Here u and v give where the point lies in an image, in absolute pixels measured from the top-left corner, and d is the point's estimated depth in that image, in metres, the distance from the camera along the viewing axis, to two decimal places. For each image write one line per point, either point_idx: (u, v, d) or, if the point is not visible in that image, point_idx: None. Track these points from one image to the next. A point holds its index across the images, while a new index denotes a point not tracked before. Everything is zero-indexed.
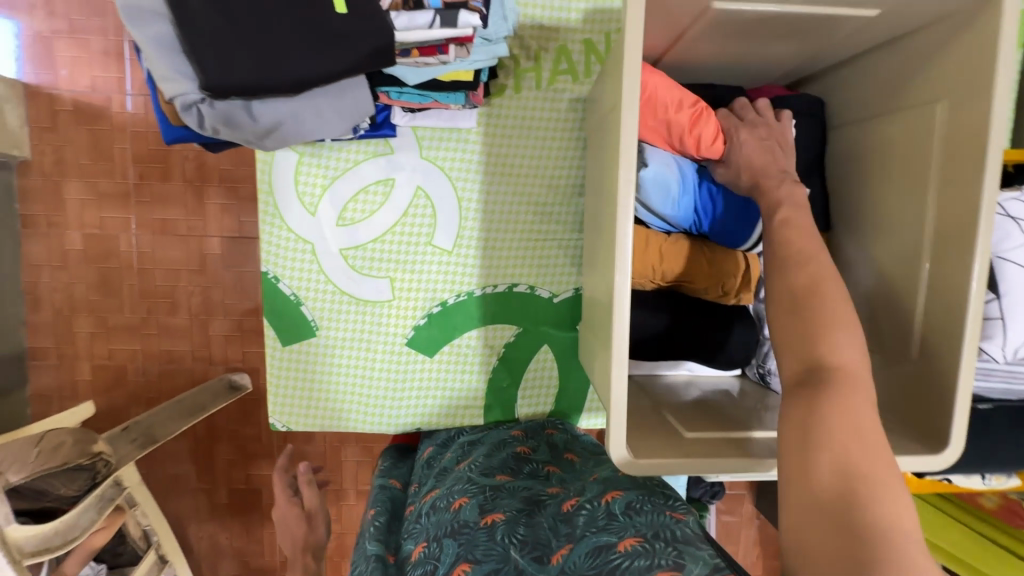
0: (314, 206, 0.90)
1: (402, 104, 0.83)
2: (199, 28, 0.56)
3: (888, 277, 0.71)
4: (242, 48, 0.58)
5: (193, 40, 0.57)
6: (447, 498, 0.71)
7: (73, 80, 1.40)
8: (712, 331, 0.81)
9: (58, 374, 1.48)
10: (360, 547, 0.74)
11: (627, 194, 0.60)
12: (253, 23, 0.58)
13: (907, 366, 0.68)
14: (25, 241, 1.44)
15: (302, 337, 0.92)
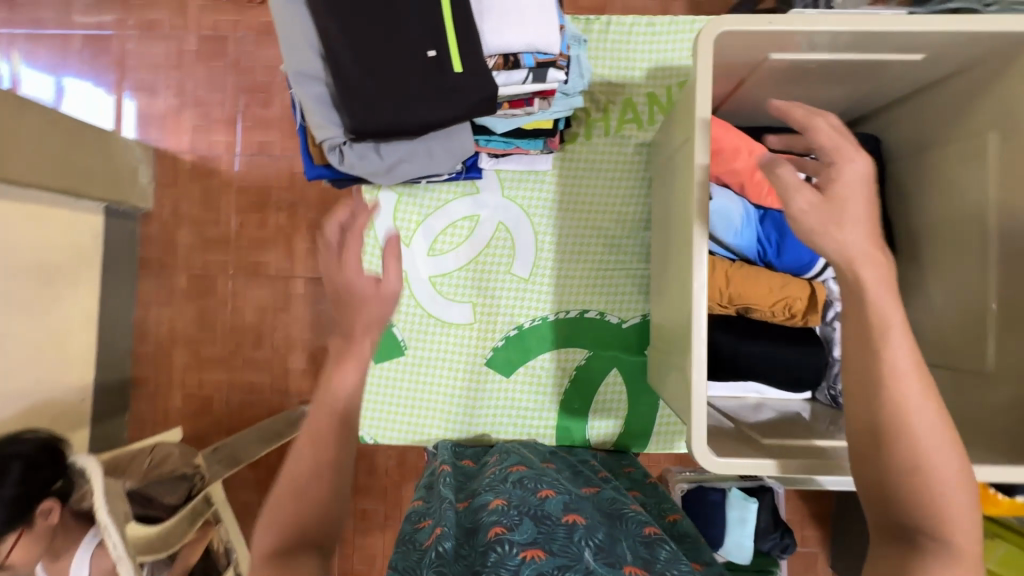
0: (409, 238, 1.02)
1: (488, 150, 0.95)
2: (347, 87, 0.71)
3: (955, 294, 0.75)
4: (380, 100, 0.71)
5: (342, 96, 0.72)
6: (536, 484, 0.75)
7: (194, 143, 1.73)
8: (783, 352, 0.85)
9: (155, 400, 1.73)
10: (432, 490, 0.82)
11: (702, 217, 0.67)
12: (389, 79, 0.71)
13: (991, 382, 0.69)
14: (140, 279, 1.75)
15: (393, 356, 1.02)
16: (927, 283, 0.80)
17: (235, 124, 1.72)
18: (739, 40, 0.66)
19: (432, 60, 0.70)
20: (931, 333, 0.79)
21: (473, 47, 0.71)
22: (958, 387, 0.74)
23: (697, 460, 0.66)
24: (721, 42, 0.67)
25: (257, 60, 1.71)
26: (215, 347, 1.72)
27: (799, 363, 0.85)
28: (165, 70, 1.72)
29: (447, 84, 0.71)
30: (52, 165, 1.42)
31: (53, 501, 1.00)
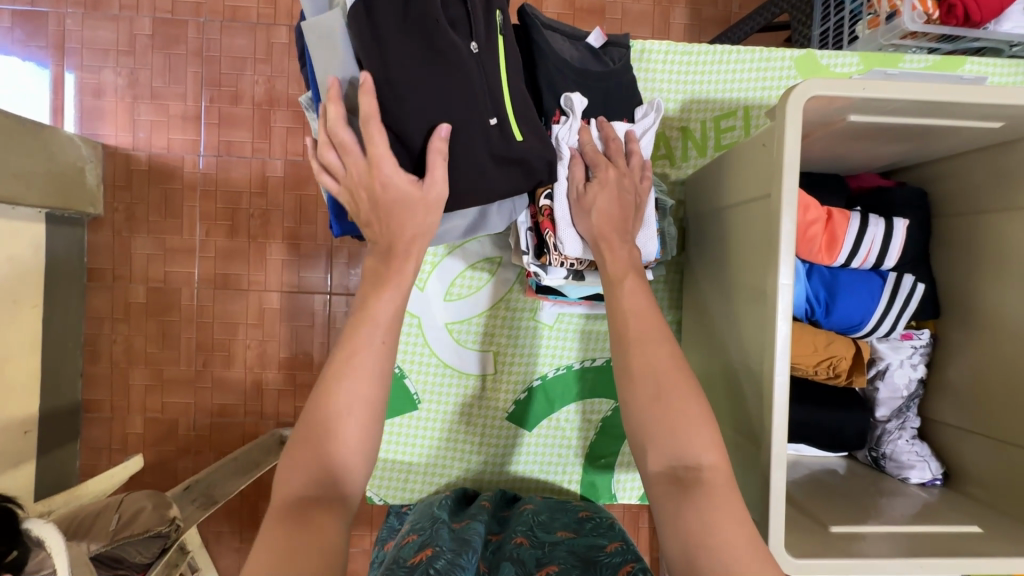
0: (423, 281, 0.93)
1: (552, 302, 0.90)
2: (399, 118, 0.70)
3: (999, 369, 0.74)
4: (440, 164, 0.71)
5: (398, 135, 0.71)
6: (406, 532, 0.81)
7: (152, 141, 1.75)
8: (831, 419, 0.82)
9: (110, 424, 1.77)
10: (384, 525, 0.95)
11: (781, 297, 0.62)
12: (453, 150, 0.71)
13: (1019, 454, 0.71)
14: (91, 293, 1.76)
15: (405, 410, 0.93)
16: (970, 350, 0.79)
17: (200, 120, 1.75)
18: (818, 105, 0.64)
19: (496, 129, 0.71)
20: (963, 395, 0.79)
21: (530, 119, 0.74)
22: (984, 449, 0.76)
23: (786, 565, 0.62)
24: (803, 106, 0.63)
25: (222, 49, 1.74)
26: (179, 369, 1.78)
27: (847, 430, 0.82)
28: (115, 56, 1.73)
29: (511, 151, 0.72)
30: None
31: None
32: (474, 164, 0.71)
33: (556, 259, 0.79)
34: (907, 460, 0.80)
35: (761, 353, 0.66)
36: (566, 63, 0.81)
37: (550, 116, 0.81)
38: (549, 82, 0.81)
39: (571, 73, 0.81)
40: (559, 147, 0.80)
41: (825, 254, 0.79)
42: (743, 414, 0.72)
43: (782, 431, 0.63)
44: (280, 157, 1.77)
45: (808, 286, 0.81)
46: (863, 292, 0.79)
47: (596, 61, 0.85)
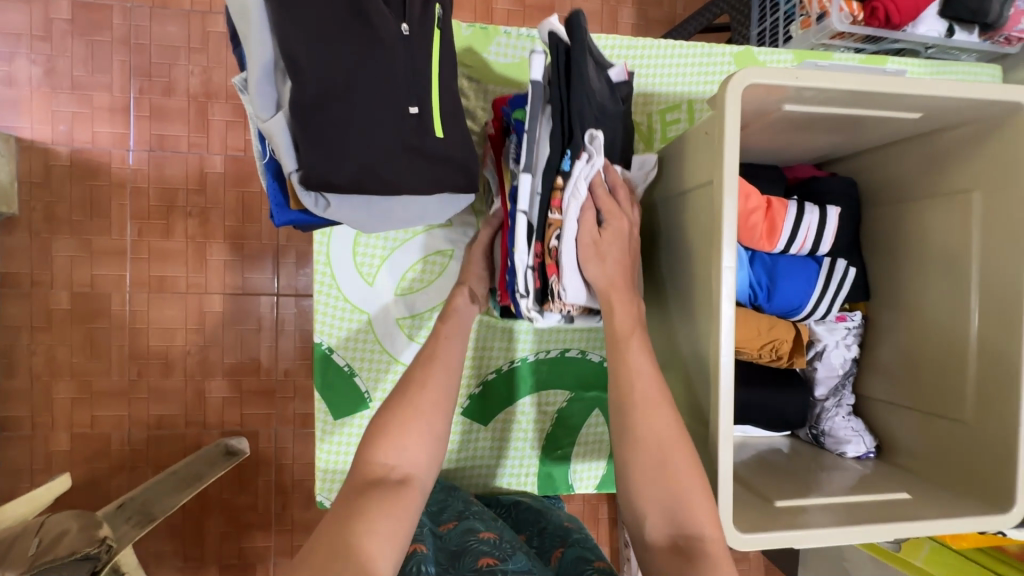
0: (372, 275, 0.89)
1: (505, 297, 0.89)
2: (318, 96, 0.60)
3: (926, 348, 0.79)
4: (358, 155, 0.62)
5: (315, 118, 0.61)
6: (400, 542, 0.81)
7: (73, 135, 1.62)
8: (774, 399, 0.85)
9: (31, 442, 1.62)
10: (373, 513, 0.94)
11: (726, 276, 0.64)
12: (371, 140, 0.62)
13: (945, 425, 0.76)
14: (6, 300, 1.61)
15: (356, 410, 0.90)
16: (898, 331, 0.83)
17: (128, 112, 1.63)
18: (756, 94, 0.66)
19: (415, 119, 0.64)
20: (892, 373, 0.84)
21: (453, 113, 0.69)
22: (914, 423, 0.81)
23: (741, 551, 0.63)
24: (741, 94, 0.65)
25: (153, 36, 1.63)
26: (110, 379, 1.66)
27: (789, 409, 0.86)
28: (28, 41, 1.59)
29: (430, 149, 0.65)
30: None
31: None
32: (386, 157, 0.63)
33: (558, 306, 0.76)
34: (844, 435, 0.84)
35: (708, 336, 0.68)
36: (596, 101, 0.73)
37: (575, 153, 0.71)
38: (583, 115, 0.71)
39: (595, 106, 0.73)
40: (580, 185, 0.72)
41: (765, 241, 0.82)
42: (694, 397, 0.74)
43: (728, 410, 0.64)
44: (220, 153, 1.68)
45: (751, 272, 0.84)
46: (801, 276, 0.83)
47: (611, 95, 0.80)
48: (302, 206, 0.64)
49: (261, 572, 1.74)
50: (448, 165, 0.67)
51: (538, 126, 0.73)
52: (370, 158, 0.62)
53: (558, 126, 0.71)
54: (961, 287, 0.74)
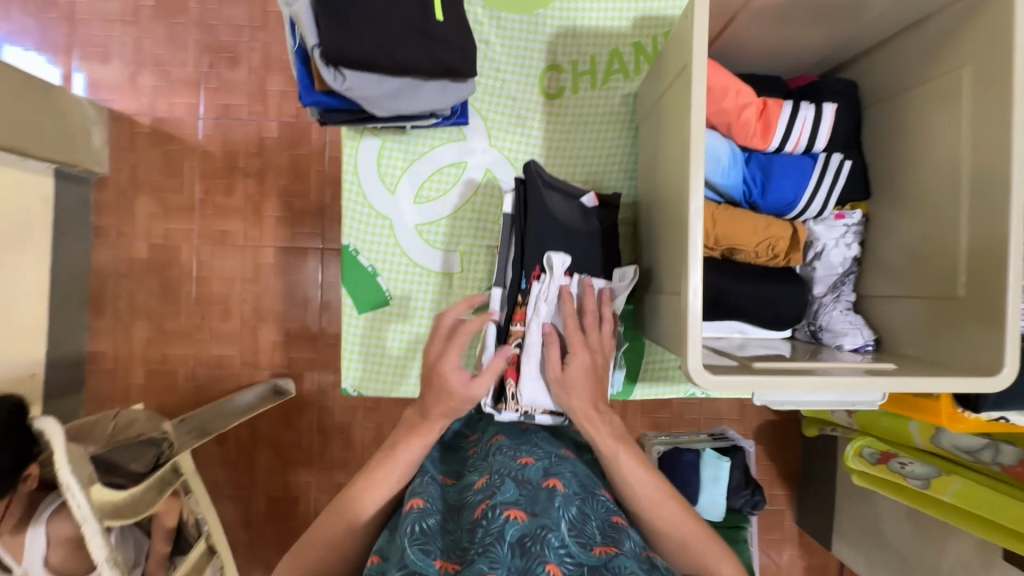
0: (394, 185, 1.00)
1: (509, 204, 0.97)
2: None
3: (922, 232, 0.80)
4: (370, 31, 0.75)
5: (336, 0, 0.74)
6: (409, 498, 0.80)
7: (154, 105, 1.85)
8: (773, 296, 0.88)
9: (113, 374, 1.85)
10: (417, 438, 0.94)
11: (698, 135, 0.69)
12: (381, 20, 0.76)
13: (945, 303, 0.76)
14: (97, 249, 1.85)
15: (378, 306, 1.00)
16: (899, 223, 0.84)
17: (199, 84, 1.85)
18: None
19: (418, 5, 0.77)
20: (896, 266, 0.85)
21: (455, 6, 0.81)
22: (917, 311, 0.80)
23: (702, 383, 0.68)
24: None
25: (221, 17, 1.84)
26: (179, 322, 1.86)
27: (788, 307, 0.88)
28: (120, 25, 1.83)
29: (432, 30, 0.77)
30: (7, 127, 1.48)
31: (33, 468, 1.10)
32: (395, 36, 0.76)
33: (510, 405, 0.92)
34: (841, 328, 0.86)
35: (682, 199, 0.73)
36: (552, 217, 0.91)
37: (530, 273, 0.90)
38: (537, 245, 0.91)
39: (551, 236, 0.91)
40: (538, 303, 0.90)
41: (758, 139, 0.85)
42: (671, 270, 0.79)
43: (698, 259, 0.69)
44: (275, 119, 1.86)
45: (744, 169, 0.86)
46: (795, 172, 0.85)
47: (585, 219, 0.94)
48: (322, 76, 0.75)
49: (305, 505, 1.88)
50: (448, 45, 0.78)
51: (507, 248, 0.94)
52: (381, 34, 0.75)
53: (519, 252, 0.92)
54: (954, 163, 0.75)
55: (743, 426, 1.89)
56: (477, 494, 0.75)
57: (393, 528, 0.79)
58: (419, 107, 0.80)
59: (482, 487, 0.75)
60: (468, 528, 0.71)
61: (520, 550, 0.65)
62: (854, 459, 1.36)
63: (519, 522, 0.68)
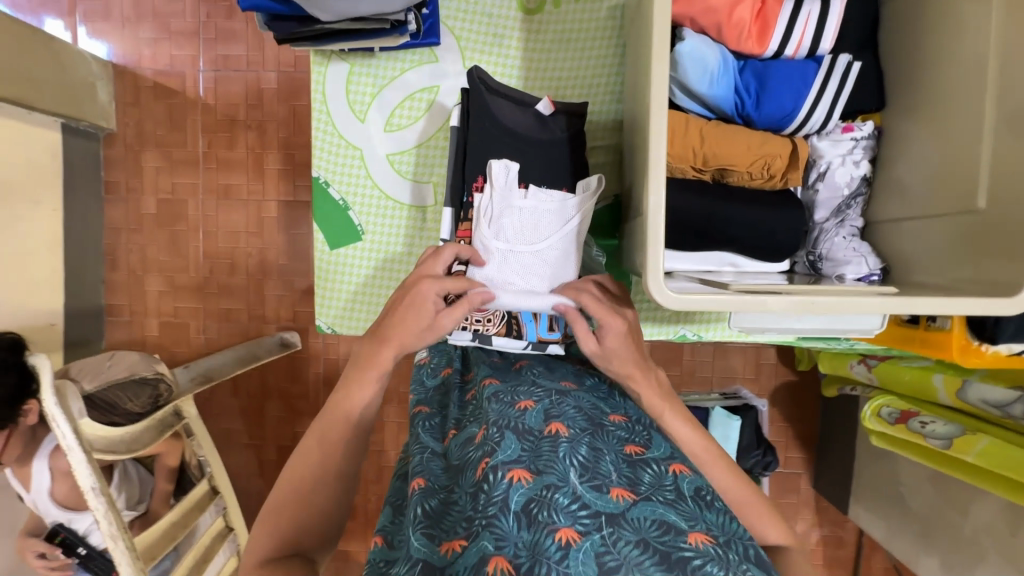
0: (364, 113, 0.95)
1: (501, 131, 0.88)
2: None
3: (942, 139, 0.69)
4: None
5: None
6: (408, 474, 0.66)
7: (156, 59, 1.84)
8: (771, 221, 0.78)
9: (129, 327, 1.91)
10: (419, 389, 0.86)
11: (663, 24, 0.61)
12: None
13: (964, 219, 0.66)
14: (109, 205, 1.89)
15: (350, 241, 0.96)
16: (916, 134, 0.74)
17: (198, 36, 1.83)
18: None
19: None
20: (911, 184, 0.74)
21: None
22: (933, 232, 0.71)
23: (658, 297, 0.63)
24: None
25: None
26: (189, 276, 1.90)
27: (786, 233, 0.79)
28: None
29: None
30: (10, 79, 1.50)
31: (35, 403, 1.15)
32: None
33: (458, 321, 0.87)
34: (843, 256, 0.77)
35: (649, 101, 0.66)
36: (496, 125, 0.86)
37: (471, 184, 0.86)
38: (482, 154, 0.86)
39: (496, 145, 0.86)
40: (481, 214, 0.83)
41: (753, 41, 0.75)
42: (641, 184, 0.72)
43: (660, 165, 0.62)
44: (273, 70, 1.82)
45: (737, 77, 0.76)
46: (796, 78, 0.75)
47: (540, 130, 0.87)
48: None
49: None
50: None
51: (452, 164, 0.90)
52: None
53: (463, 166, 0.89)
54: (981, 52, 0.63)
55: (758, 385, 1.80)
56: (475, 452, 0.60)
57: (393, 503, 0.66)
58: (364, 14, 0.78)
59: (479, 442, 0.60)
60: (467, 492, 0.57)
61: (528, 520, 0.52)
62: (872, 420, 1.25)
63: (524, 484, 0.54)
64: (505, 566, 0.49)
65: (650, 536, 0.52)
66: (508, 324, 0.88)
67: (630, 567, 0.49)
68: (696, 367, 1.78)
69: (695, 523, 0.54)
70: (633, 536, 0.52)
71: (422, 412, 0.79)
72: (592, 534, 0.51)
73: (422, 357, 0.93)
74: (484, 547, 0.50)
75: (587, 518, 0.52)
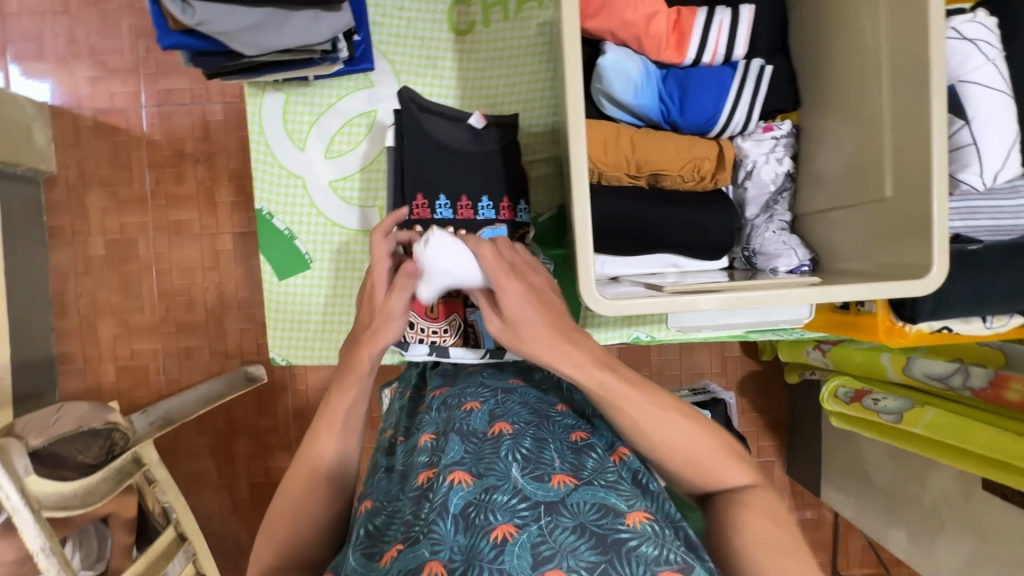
0: (303, 141, 0.95)
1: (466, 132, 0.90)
2: None
3: (851, 133, 0.74)
4: None
5: None
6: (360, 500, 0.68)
7: (95, 98, 1.80)
8: (707, 220, 0.81)
9: (84, 374, 1.84)
10: (389, 415, 0.86)
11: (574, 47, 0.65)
12: None
13: (879, 206, 0.69)
14: (55, 250, 1.83)
15: (298, 270, 0.95)
16: (829, 129, 0.78)
17: (139, 71, 1.79)
18: None
19: None
20: (831, 175, 0.78)
21: None
22: (854, 218, 0.74)
23: (594, 305, 0.65)
24: None
25: None
26: (144, 316, 1.84)
27: (722, 233, 0.81)
28: (51, 16, 1.78)
29: None
30: None
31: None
32: None
33: (412, 332, 0.90)
34: (774, 250, 0.81)
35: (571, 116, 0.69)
36: (432, 143, 0.89)
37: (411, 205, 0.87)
38: (422, 172, 0.88)
39: (430, 166, 0.88)
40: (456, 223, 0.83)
41: (672, 52, 0.78)
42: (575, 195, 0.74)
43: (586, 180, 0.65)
44: (219, 101, 1.80)
45: (659, 87, 0.79)
46: (713, 83, 0.78)
47: (476, 148, 0.90)
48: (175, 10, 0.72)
49: None
50: None
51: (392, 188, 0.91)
52: None
53: (400, 188, 0.90)
54: (875, 47, 0.67)
55: (725, 378, 1.84)
56: (423, 459, 0.63)
57: (347, 527, 0.66)
58: (289, 46, 0.78)
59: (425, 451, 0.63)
60: (411, 500, 0.59)
61: (466, 523, 0.52)
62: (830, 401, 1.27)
63: (464, 487, 0.56)
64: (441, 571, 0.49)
65: (588, 519, 0.52)
66: (464, 334, 0.91)
67: (565, 554, 0.49)
68: (664, 365, 1.80)
69: (634, 502, 0.55)
70: (571, 522, 0.52)
71: (384, 436, 0.79)
72: (529, 525, 0.51)
73: (389, 391, 0.95)
74: (421, 554, 0.51)
75: (526, 510, 0.53)
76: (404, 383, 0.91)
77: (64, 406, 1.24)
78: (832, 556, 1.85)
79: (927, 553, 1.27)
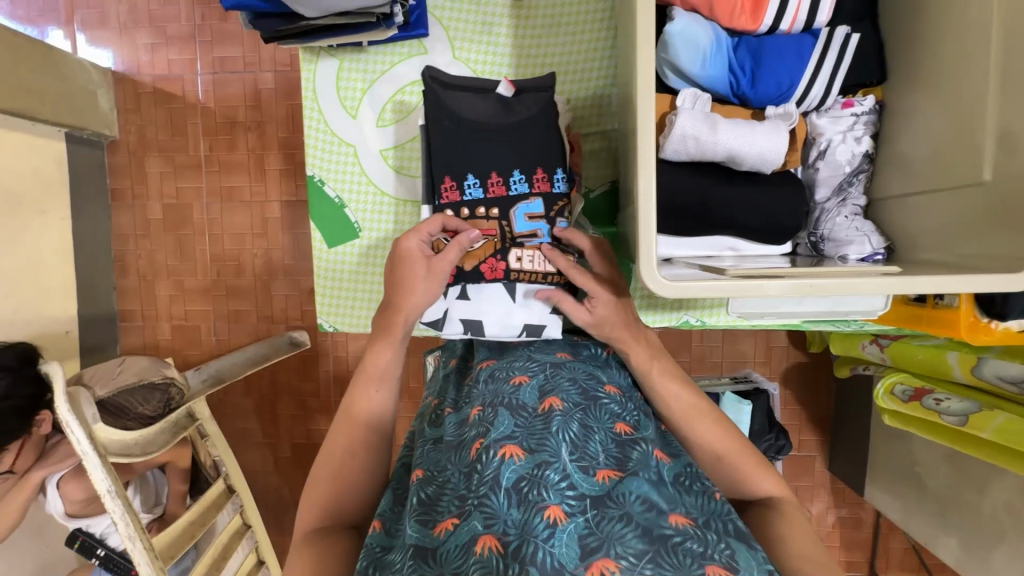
0: (355, 108, 0.94)
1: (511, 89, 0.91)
2: None
3: (944, 112, 0.67)
4: None
5: None
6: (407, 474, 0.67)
7: (154, 65, 1.85)
8: (773, 202, 0.76)
9: (142, 330, 1.94)
10: (435, 385, 0.85)
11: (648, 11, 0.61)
12: None
13: (976, 192, 0.63)
14: (117, 212, 1.91)
15: (347, 238, 0.96)
16: (917, 106, 0.71)
17: (195, 39, 1.83)
18: None
19: None
20: (915, 156, 0.72)
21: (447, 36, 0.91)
22: (942, 203, 0.68)
23: (652, 285, 0.62)
24: None
25: None
26: (197, 279, 1.92)
27: (789, 216, 0.77)
28: None
29: None
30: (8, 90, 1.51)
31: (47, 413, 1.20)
32: None
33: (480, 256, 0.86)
34: (845, 236, 0.76)
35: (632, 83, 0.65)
36: (458, 121, 0.86)
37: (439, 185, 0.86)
38: (471, 140, 0.86)
39: (470, 143, 0.86)
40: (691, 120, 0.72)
41: (747, 17, 0.72)
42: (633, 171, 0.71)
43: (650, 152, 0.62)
44: (270, 69, 1.82)
45: (731, 55, 0.73)
46: (790, 52, 0.72)
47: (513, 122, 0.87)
48: None
49: None
50: None
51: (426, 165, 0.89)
52: None
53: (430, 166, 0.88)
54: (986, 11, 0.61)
55: (769, 368, 1.78)
56: (471, 430, 0.62)
57: (395, 491, 0.66)
58: (348, 7, 0.78)
59: (474, 423, 0.62)
60: (462, 471, 0.58)
61: (518, 498, 0.52)
62: (884, 398, 1.22)
63: (516, 461, 0.55)
64: (495, 545, 0.49)
65: (634, 511, 0.51)
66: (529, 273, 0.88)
67: (612, 543, 0.48)
68: (706, 352, 1.76)
69: (676, 505, 0.54)
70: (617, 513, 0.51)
71: (429, 404, 0.80)
72: (577, 515, 0.50)
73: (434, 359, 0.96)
74: (474, 527, 0.51)
75: (574, 498, 0.52)
76: (450, 352, 0.91)
77: (127, 360, 1.38)
78: (869, 556, 1.79)
79: (981, 562, 1.21)
